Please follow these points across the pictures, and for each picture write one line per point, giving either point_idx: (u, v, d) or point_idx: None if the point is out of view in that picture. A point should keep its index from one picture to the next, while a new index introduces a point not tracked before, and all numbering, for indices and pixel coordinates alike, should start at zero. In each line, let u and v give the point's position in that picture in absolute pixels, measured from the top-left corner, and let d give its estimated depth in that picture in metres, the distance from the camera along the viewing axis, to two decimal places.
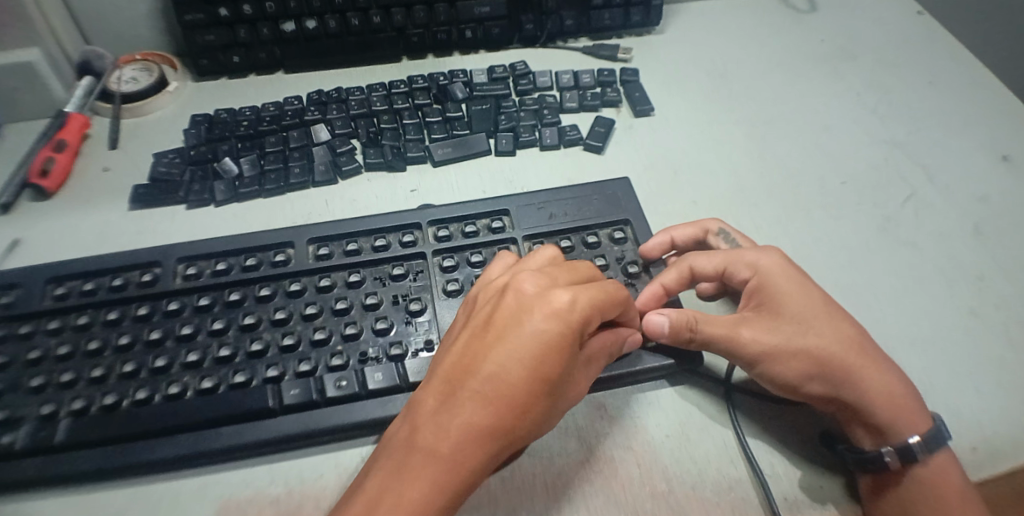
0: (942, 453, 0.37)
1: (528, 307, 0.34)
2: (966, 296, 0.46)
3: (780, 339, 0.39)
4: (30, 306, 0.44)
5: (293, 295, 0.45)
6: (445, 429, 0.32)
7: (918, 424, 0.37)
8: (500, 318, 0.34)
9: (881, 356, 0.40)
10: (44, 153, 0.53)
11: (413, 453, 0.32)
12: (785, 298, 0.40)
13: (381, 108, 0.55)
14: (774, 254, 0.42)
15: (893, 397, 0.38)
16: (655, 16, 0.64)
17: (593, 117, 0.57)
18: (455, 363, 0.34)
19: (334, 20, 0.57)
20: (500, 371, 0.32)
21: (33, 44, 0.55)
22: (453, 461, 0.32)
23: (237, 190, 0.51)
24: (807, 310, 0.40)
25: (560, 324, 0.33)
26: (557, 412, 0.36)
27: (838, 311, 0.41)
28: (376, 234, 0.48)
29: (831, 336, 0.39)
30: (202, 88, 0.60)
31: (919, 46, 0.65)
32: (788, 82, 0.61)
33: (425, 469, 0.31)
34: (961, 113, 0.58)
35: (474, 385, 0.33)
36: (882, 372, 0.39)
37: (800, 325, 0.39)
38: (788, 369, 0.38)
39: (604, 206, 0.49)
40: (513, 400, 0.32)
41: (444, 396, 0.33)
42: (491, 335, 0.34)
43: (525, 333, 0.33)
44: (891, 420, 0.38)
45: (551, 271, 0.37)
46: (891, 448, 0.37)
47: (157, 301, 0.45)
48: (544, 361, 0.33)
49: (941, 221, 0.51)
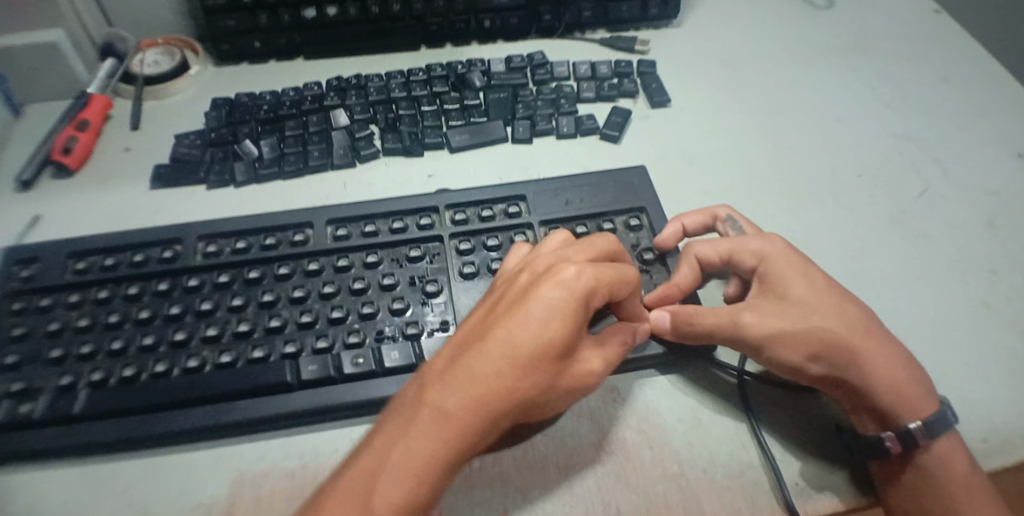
0: (949, 438, 0.37)
1: (537, 279, 0.35)
2: (979, 289, 0.46)
3: (786, 323, 0.38)
4: (52, 279, 0.45)
5: (311, 274, 0.45)
6: (447, 388, 0.33)
7: (920, 410, 0.37)
8: (512, 291, 0.36)
9: (885, 340, 0.40)
10: (67, 132, 0.54)
11: (416, 410, 0.33)
12: (791, 284, 0.40)
13: (399, 95, 0.56)
14: (779, 241, 0.42)
15: (900, 383, 0.38)
16: (672, 9, 0.64)
17: (610, 107, 0.58)
18: (468, 330, 0.35)
19: (354, 8, 0.58)
20: (504, 335, 0.33)
21: (57, 24, 0.56)
22: (453, 419, 0.32)
23: (257, 172, 0.52)
24: (814, 296, 0.40)
25: (564, 293, 0.33)
26: (567, 386, 0.35)
27: (845, 296, 0.41)
28: (393, 216, 0.49)
29: (838, 319, 0.39)
30: (223, 72, 0.61)
31: (935, 44, 0.65)
32: (803, 76, 0.62)
33: (425, 423, 0.32)
34: (976, 110, 0.59)
35: (479, 346, 0.34)
36: (889, 357, 0.39)
37: (806, 309, 0.39)
38: (792, 354, 0.38)
39: (619, 194, 0.49)
40: (515, 363, 0.33)
41: (454, 357, 0.34)
42: (501, 305, 0.35)
43: (530, 300, 0.34)
44: (895, 404, 0.37)
45: (565, 249, 0.38)
46: (892, 433, 0.37)
47: (177, 277, 0.46)
48: (546, 326, 0.33)
49: (954, 215, 0.51)
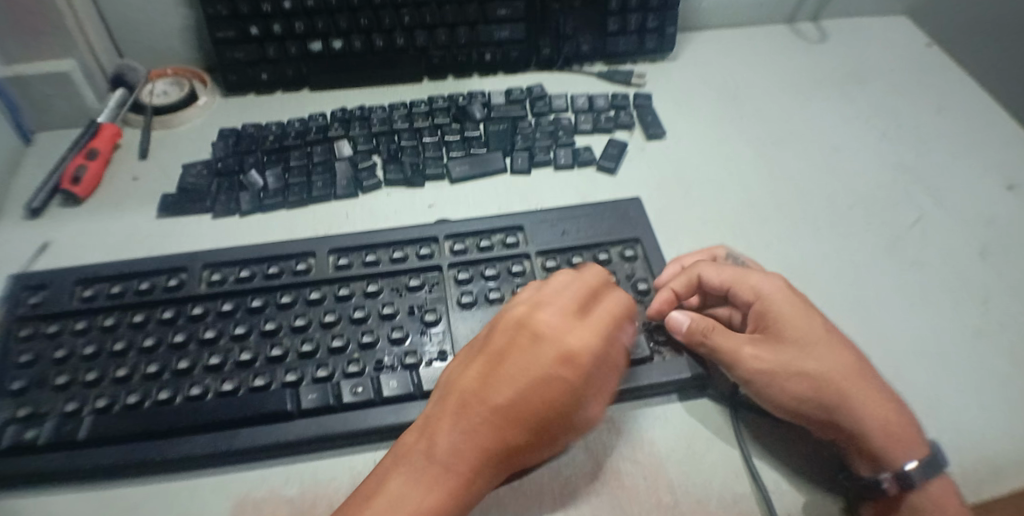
0: (944, 478, 0.37)
1: (545, 346, 0.37)
2: (972, 320, 0.47)
3: (780, 364, 0.40)
4: (60, 305, 0.46)
5: (313, 303, 0.46)
6: (463, 451, 0.34)
7: (911, 452, 0.38)
8: (516, 351, 0.37)
9: (876, 382, 0.40)
10: (77, 162, 0.55)
11: (433, 470, 0.34)
12: (788, 323, 0.41)
13: (401, 126, 0.57)
14: (778, 281, 0.43)
15: (890, 427, 0.38)
16: (669, 42, 0.65)
17: (607, 138, 0.59)
18: (472, 385, 0.36)
19: (359, 41, 0.59)
20: (516, 401, 0.35)
21: (68, 54, 0.58)
22: (465, 478, 0.34)
23: (262, 201, 0.53)
24: (810, 333, 0.41)
25: (574, 369, 0.36)
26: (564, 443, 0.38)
27: (840, 339, 0.41)
28: (394, 246, 0.50)
29: (831, 364, 0.40)
30: (230, 103, 0.62)
31: (929, 76, 0.67)
32: (798, 109, 0.63)
33: (444, 484, 0.34)
34: (970, 142, 0.60)
35: (488, 411, 0.35)
36: (880, 400, 0.39)
37: (801, 352, 0.40)
38: (790, 394, 0.39)
39: (616, 225, 0.50)
40: (525, 429, 0.35)
41: (460, 417, 0.35)
42: (506, 366, 0.36)
43: (542, 369, 0.36)
44: (887, 450, 0.38)
45: (563, 299, 0.39)
46: (889, 475, 0.37)
47: (182, 306, 0.47)
48: (555, 398, 0.36)
49: (948, 246, 0.52)
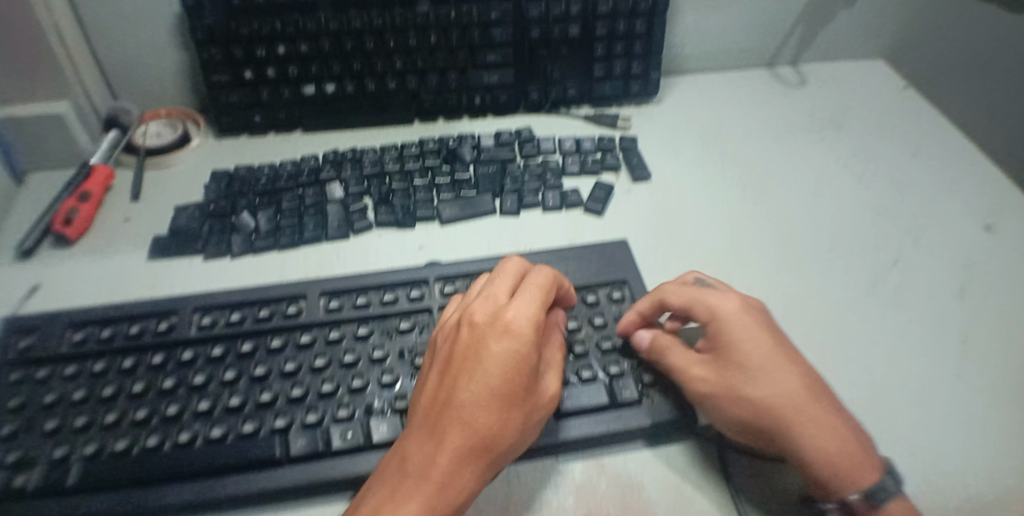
0: (898, 503, 0.37)
1: (483, 334, 0.39)
2: (950, 359, 0.48)
3: (723, 387, 0.41)
4: (51, 349, 0.46)
5: (303, 347, 0.46)
6: (437, 458, 0.36)
7: (862, 480, 0.37)
8: (461, 347, 0.39)
9: (829, 406, 0.40)
10: (69, 203, 0.56)
11: (409, 480, 0.35)
12: (737, 347, 0.42)
13: (392, 168, 0.58)
14: (734, 303, 0.44)
15: (836, 455, 0.38)
16: (653, 87, 0.67)
17: (594, 180, 0.60)
18: (433, 395, 0.38)
19: (351, 85, 0.61)
20: (470, 389, 0.37)
21: (64, 96, 0.59)
22: (446, 482, 0.35)
23: (253, 243, 0.54)
24: (757, 355, 0.41)
25: (514, 343, 0.38)
26: (537, 420, 0.39)
27: (793, 363, 0.41)
28: (385, 288, 0.50)
29: (775, 389, 0.40)
30: (223, 144, 0.63)
31: (904, 119, 0.69)
32: (779, 151, 0.65)
33: (422, 489, 0.35)
34: (945, 184, 0.62)
35: (450, 411, 0.37)
36: (828, 422, 0.39)
37: (746, 376, 0.41)
38: (733, 417, 0.41)
39: (603, 267, 0.51)
40: (488, 415, 0.37)
41: (428, 427, 0.37)
42: (457, 365, 0.38)
43: (486, 354, 0.38)
44: (829, 474, 0.38)
45: (491, 289, 0.42)
46: (836, 507, 0.37)
47: (171, 350, 0.47)
48: (507, 375, 0.37)
49: (925, 286, 0.53)
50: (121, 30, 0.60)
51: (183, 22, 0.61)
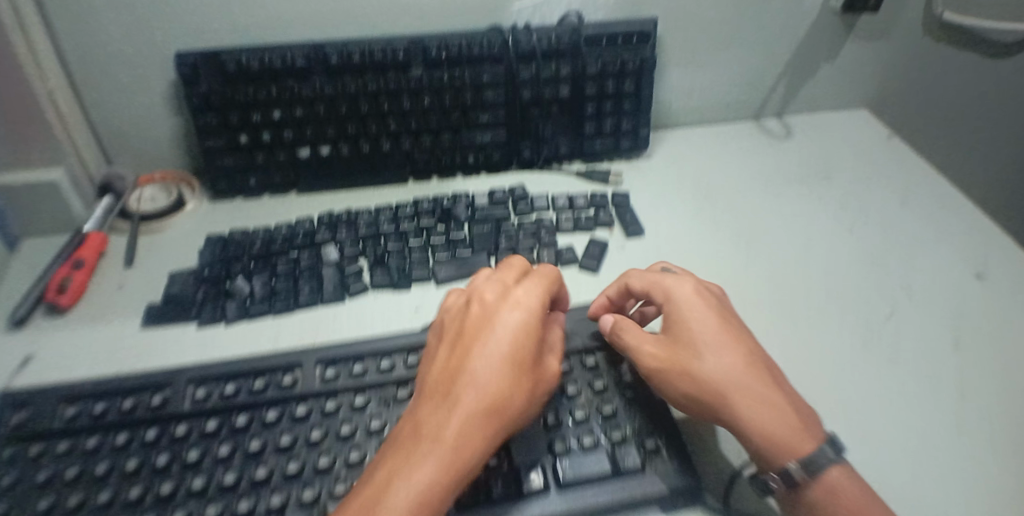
0: (836, 469, 0.39)
1: (492, 309, 0.43)
2: (953, 411, 0.48)
3: (668, 362, 0.43)
4: (43, 424, 0.45)
5: (299, 419, 0.46)
6: (451, 418, 0.38)
7: (798, 450, 0.39)
8: (471, 323, 0.43)
9: (774, 380, 0.42)
10: (62, 272, 0.55)
11: (423, 440, 0.37)
12: (685, 325, 0.44)
13: (388, 229, 0.59)
14: (688, 284, 0.46)
15: (772, 426, 0.40)
16: (643, 142, 0.69)
17: (588, 237, 0.61)
18: (445, 366, 0.41)
19: (346, 146, 0.62)
20: (482, 356, 0.40)
21: (57, 163, 0.59)
22: (461, 440, 0.37)
23: (248, 308, 0.54)
24: (704, 332, 0.44)
25: (522, 314, 0.42)
26: (543, 389, 0.42)
27: (741, 340, 0.44)
28: (382, 355, 0.49)
29: (718, 363, 0.42)
30: (217, 207, 0.64)
31: (891, 169, 0.72)
32: (771, 203, 0.67)
33: (437, 447, 0.36)
34: (935, 232, 0.64)
35: (464, 376, 0.39)
36: (769, 395, 0.41)
37: (690, 351, 0.43)
38: (677, 390, 0.43)
39: (600, 327, 0.51)
40: (500, 379, 0.39)
41: (441, 394, 0.39)
42: (468, 337, 0.42)
43: (495, 326, 0.42)
44: (770, 446, 0.40)
45: (495, 276, 0.46)
46: (774, 475, 0.40)
47: (166, 425, 0.46)
48: (516, 343, 0.41)
49: (921, 336, 0.54)
50: (116, 97, 0.61)
51: (179, 89, 0.62)
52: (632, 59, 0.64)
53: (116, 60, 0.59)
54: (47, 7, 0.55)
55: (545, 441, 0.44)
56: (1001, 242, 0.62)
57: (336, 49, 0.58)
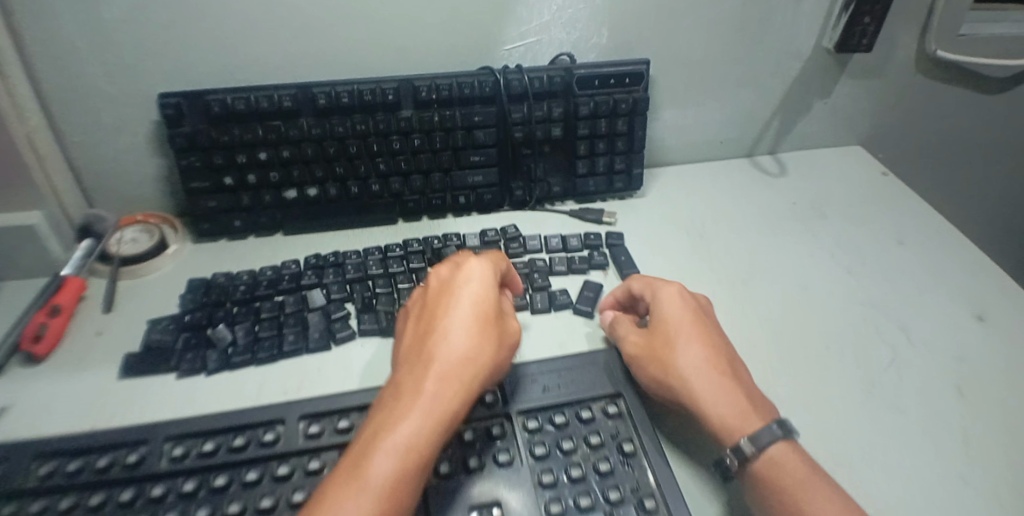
0: (781, 445, 0.41)
1: (450, 283, 0.47)
2: (968, 464, 0.46)
3: (645, 350, 0.48)
4: (12, 485, 0.42)
5: (281, 479, 0.43)
6: (425, 379, 0.41)
7: (750, 428, 0.42)
8: (432, 299, 0.46)
9: (739, 372, 0.46)
10: (38, 319, 0.53)
11: (403, 400, 0.40)
12: (666, 319, 0.49)
13: (376, 272, 0.58)
14: (679, 288, 0.51)
15: (726, 409, 0.43)
16: (637, 181, 0.68)
17: (582, 279, 0.59)
18: (413, 339, 0.44)
19: (334, 188, 0.61)
20: (446, 323, 0.44)
21: (36, 206, 0.57)
22: (437, 394, 0.40)
23: (229, 358, 0.51)
24: (680, 326, 0.48)
25: (476, 281, 0.46)
26: (509, 344, 0.45)
27: (715, 337, 0.48)
28: (369, 409, 0.47)
29: (686, 350, 0.46)
30: (202, 249, 0.62)
31: (887, 207, 0.71)
32: (766, 243, 0.66)
33: (414, 405, 0.39)
34: (934, 273, 0.63)
35: (432, 343, 0.43)
36: (729, 382, 0.45)
37: (666, 341, 0.47)
38: (648, 373, 0.47)
39: (596, 377, 0.49)
40: (465, 338, 0.43)
41: (412, 362, 0.42)
42: (431, 310, 0.45)
43: (458, 293, 0.46)
44: (722, 424, 0.43)
45: (449, 258, 0.50)
46: (727, 452, 0.42)
47: (142, 485, 0.42)
48: (475, 306, 0.45)
49: (926, 383, 0.52)
50: (97, 137, 0.60)
51: (162, 129, 0.61)
52: (626, 99, 0.63)
53: (97, 101, 0.58)
54: (25, 49, 0.53)
55: (539, 501, 0.41)
56: (1002, 284, 0.61)
57: (324, 90, 0.57)
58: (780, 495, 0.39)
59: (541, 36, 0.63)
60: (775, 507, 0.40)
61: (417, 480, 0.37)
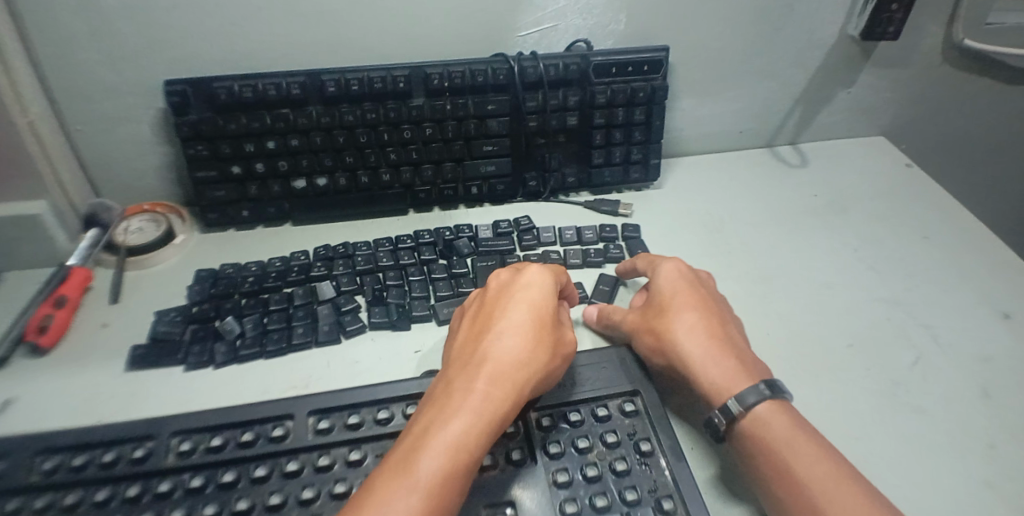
0: (767, 405, 0.41)
1: (507, 288, 0.47)
2: (997, 468, 0.44)
3: (640, 323, 0.49)
4: (17, 480, 0.41)
5: (290, 475, 0.42)
6: (479, 377, 0.40)
7: (737, 389, 0.42)
8: (488, 301, 0.47)
9: (735, 342, 0.46)
10: (43, 310, 0.52)
11: (453, 396, 0.39)
12: (661, 293, 0.50)
13: (386, 264, 0.57)
14: (676, 265, 0.52)
15: (716, 372, 0.44)
16: (653, 172, 0.67)
17: (597, 273, 0.58)
18: (467, 339, 0.44)
19: (344, 178, 0.59)
20: (502, 326, 0.44)
21: (39, 196, 0.56)
22: (490, 392, 0.39)
23: (237, 351, 0.50)
24: (675, 299, 0.49)
25: (535, 288, 0.46)
26: (563, 354, 0.44)
27: (711, 308, 0.48)
28: (379, 404, 0.46)
29: (678, 318, 0.47)
30: (209, 239, 0.61)
31: (910, 201, 0.69)
32: (786, 237, 0.64)
33: (467, 401, 0.38)
34: (959, 270, 0.61)
35: (487, 343, 0.43)
36: (720, 348, 0.45)
37: (660, 312, 0.48)
38: (641, 344, 0.48)
39: (613, 374, 0.47)
40: (521, 342, 0.42)
41: (465, 359, 0.42)
42: (487, 312, 0.45)
43: (514, 298, 0.46)
44: (711, 386, 0.43)
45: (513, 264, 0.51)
46: (716, 412, 0.42)
47: (149, 482, 0.41)
48: (532, 311, 0.45)
49: (952, 385, 0.50)
50: (102, 125, 0.59)
51: (167, 118, 0.60)
52: (643, 88, 0.62)
53: (102, 88, 0.56)
54: (28, 34, 0.52)
55: (553, 502, 0.40)
56: None
57: (334, 77, 0.56)
58: (766, 453, 0.40)
59: (556, 22, 0.61)
60: (762, 465, 0.40)
61: (463, 478, 0.36)
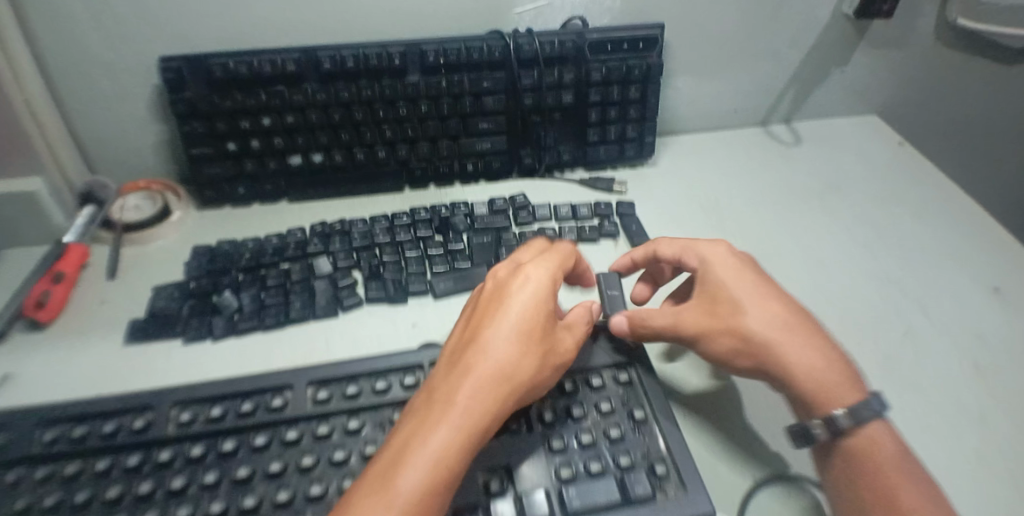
0: (882, 425, 0.40)
1: (504, 284, 0.43)
2: (980, 434, 0.46)
3: (712, 322, 0.44)
4: (18, 450, 0.41)
5: (290, 444, 0.42)
6: (463, 385, 0.37)
7: (848, 400, 0.41)
8: (484, 297, 0.43)
9: (810, 334, 0.44)
10: (41, 286, 0.52)
11: (435, 405, 0.37)
12: (723, 283, 0.46)
13: (383, 240, 0.57)
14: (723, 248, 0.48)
15: (817, 377, 0.42)
16: (648, 149, 0.67)
17: (592, 248, 0.59)
18: (460, 338, 0.41)
19: (339, 154, 0.60)
20: (493, 328, 0.40)
21: (35, 173, 0.55)
22: (472, 403, 0.37)
23: (236, 325, 0.50)
24: (740, 290, 0.45)
25: (533, 286, 0.42)
26: (555, 361, 0.41)
27: (776, 297, 0.45)
28: (377, 375, 0.46)
29: (758, 317, 0.43)
30: (206, 217, 0.61)
31: (902, 180, 0.70)
32: (779, 214, 0.65)
33: (448, 413, 0.36)
34: (949, 246, 0.62)
35: (476, 346, 0.39)
36: (805, 346, 0.43)
37: (733, 310, 0.44)
38: (722, 346, 0.44)
39: (607, 346, 0.48)
40: (511, 347, 0.39)
41: (453, 363, 0.39)
42: (482, 310, 0.42)
43: (510, 296, 0.42)
44: (820, 395, 0.41)
45: (516, 255, 0.47)
46: (820, 422, 0.41)
47: (150, 452, 0.42)
48: (527, 312, 0.41)
49: (940, 356, 0.51)
50: (98, 103, 0.59)
51: (163, 94, 0.59)
52: (639, 65, 0.62)
53: (98, 64, 0.56)
54: (23, 9, 0.52)
55: (548, 467, 0.41)
56: (1016, 256, 0.61)
57: (329, 53, 0.56)
58: (872, 466, 0.39)
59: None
60: (858, 477, 0.39)
61: (441, 497, 0.34)
